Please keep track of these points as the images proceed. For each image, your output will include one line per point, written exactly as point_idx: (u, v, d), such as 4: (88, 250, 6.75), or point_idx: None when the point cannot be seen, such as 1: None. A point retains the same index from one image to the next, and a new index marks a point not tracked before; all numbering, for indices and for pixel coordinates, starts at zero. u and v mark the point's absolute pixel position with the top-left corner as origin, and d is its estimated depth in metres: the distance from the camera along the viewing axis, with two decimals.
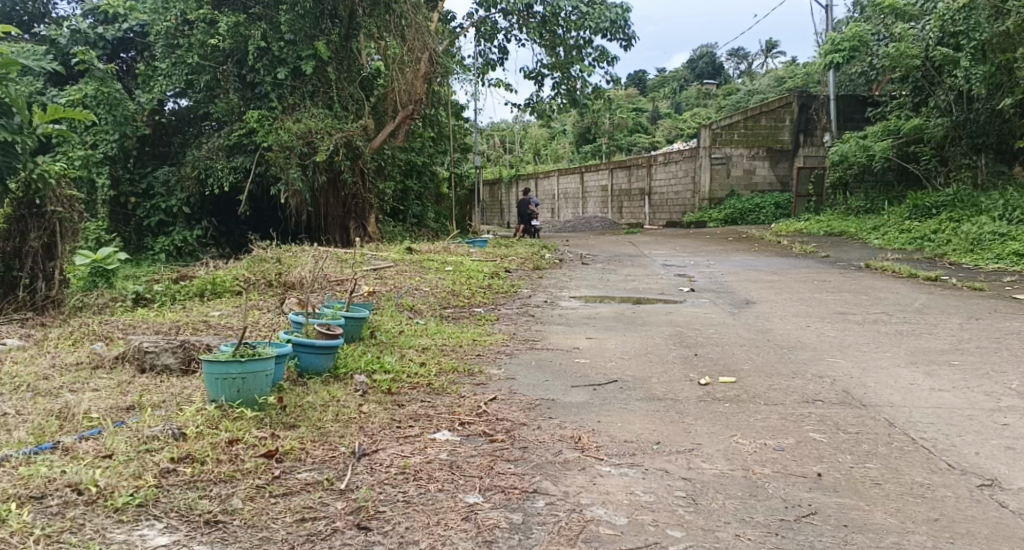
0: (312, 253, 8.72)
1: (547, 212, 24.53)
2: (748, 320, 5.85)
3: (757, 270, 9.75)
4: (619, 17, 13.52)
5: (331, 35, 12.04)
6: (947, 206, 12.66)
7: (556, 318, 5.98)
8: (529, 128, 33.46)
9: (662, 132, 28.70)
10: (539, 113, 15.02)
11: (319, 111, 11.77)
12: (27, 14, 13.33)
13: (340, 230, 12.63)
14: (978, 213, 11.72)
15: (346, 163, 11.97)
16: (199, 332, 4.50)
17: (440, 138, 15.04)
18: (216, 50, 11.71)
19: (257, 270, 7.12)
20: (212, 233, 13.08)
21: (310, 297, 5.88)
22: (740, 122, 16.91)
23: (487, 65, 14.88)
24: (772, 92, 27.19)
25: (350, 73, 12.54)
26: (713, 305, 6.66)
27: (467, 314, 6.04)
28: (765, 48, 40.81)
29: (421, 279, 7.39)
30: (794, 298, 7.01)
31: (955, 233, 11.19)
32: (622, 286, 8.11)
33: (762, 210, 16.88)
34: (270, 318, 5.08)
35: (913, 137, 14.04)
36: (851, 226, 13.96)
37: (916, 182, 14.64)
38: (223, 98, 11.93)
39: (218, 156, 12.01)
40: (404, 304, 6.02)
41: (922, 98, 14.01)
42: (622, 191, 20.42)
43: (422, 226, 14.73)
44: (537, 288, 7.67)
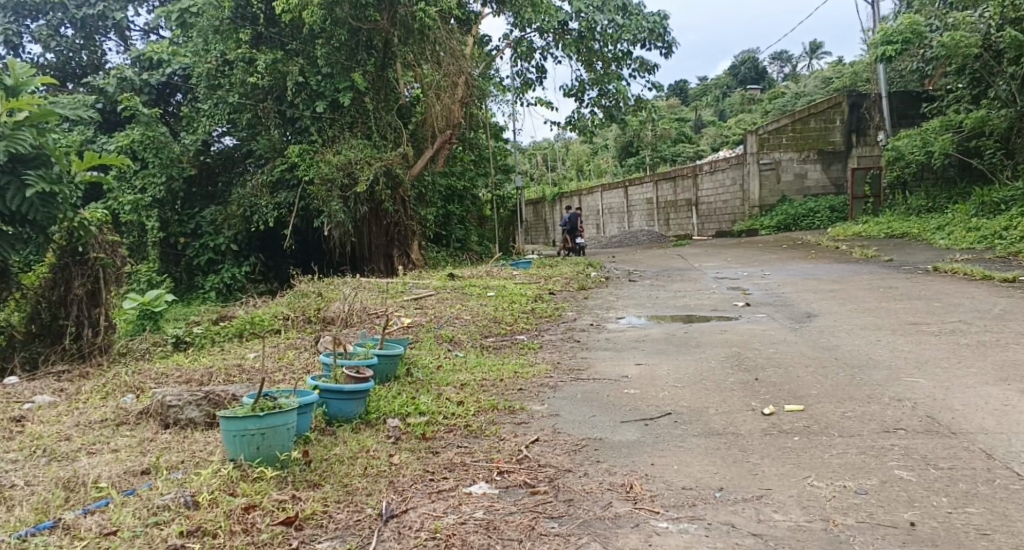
0: (353, 286, 8.60)
1: (593, 228, 24.23)
2: (811, 336, 5.45)
3: (815, 279, 9.30)
4: (656, 25, 13.27)
5: (368, 66, 11.95)
6: (1017, 200, 12.01)
7: (603, 343, 5.67)
8: (571, 144, 33.25)
9: (706, 141, 28.22)
10: (579, 129, 14.79)
11: (358, 142, 11.71)
12: (78, 65, 13.65)
13: (384, 258, 12.55)
14: None
15: (387, 192, 11.85)
16: (230, 379, 4.34)
17: (480, 161, 14.89)
18: (257, 87, 11.77)
19: (296, 306, 7.00)
20: (260, 268, 13.12)
21: (347, 334, 5.70)
22: (788, 125, 16.40)
23: (525, 85, 14.72)
24: (818, 93, 26.53)
25: (388, 102, 12.49)
26: (771, 321, 6.28)
27: (509, 343, 5.79)
28: (809, 49, 40.08)
29: (462, 307, 7.17)
30: (858, 309, 6.57)
31: None
32: (673, 303, 7.75)
33: (816, 214, 16.29)
34: (307, 359, 4.90)
35: (974, 131, 13.31)
36: (913, 227, 13.33)
37: (981, 176, 13.93)
38: (265, 135, 12.02)
39: (262, 193, 12.06)
40: (444, 335, 5.79)
41: (981, 90, 13.51)
42: (668, 203, 19.99)
43: (466, 250, 14.56)
44: (582, 310, 7.38)
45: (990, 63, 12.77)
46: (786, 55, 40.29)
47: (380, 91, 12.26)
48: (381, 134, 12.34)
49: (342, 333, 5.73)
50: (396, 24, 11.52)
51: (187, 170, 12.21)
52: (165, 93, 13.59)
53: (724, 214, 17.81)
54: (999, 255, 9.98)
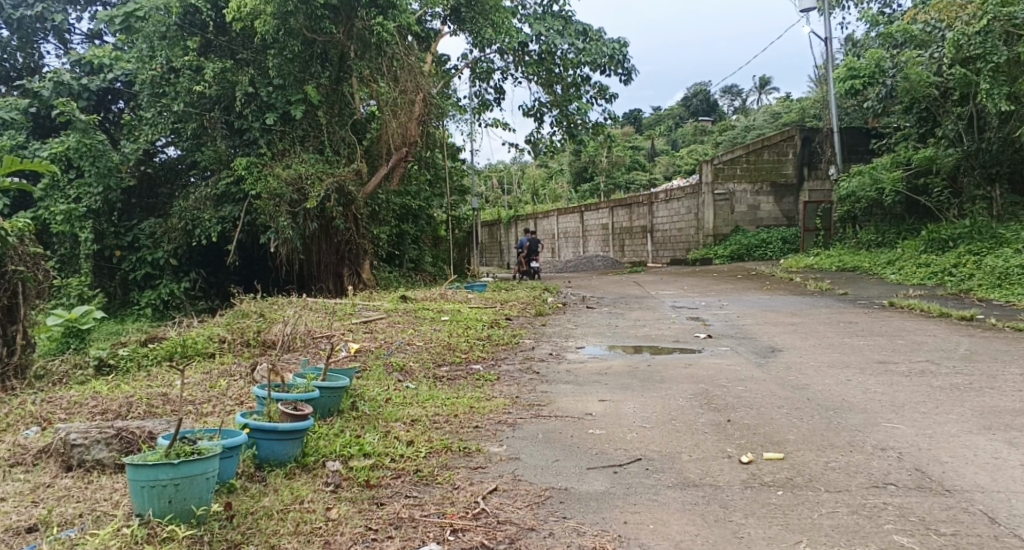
0: (298, 307, 8.14)
1: (547, 252, 24.05)
2: (778, 373, 5.22)
3: (773, 311, 9.17)
4: (616, 51, 13.19)
5: (322, 79, 11.51)
6: (964, 238, 12.12)
7: (563, 375, 5.36)
8: (527, 168, 33.14)
9: (660, 169, 28.38)
10: (538, 151, 14.58)
11: (309, 156, 11.27)
12: (13, 67, 12.99)
13: (333, 277, 12.08)
14: (999, 245, 11.23)
15: (338, 209, 11.41)
16: (152, 414, 3.89)
17: (436, 180, 14.55)
18: (203, 96, 11.27)
19: (234, 328, 6.56)
20: (201, 285, 12.51)
21: (287, 360, 5.27)
22: (742, 156, 16.47)
23: (484, 105, 14.48)
24: (769, 127, 26.93)
25: (342, 117, 12.08)
26: (736, 355, 6.06)
27: (463, 373, 5.42)
28: (759, 84, 40.92)
29: (414, 332, 6.80)
30: (822, 345, 6.39)
31: (978, 267, 10.65)
32: (632, 333, 7.49)
33: (769, 245, 16.32)
34: (241, 388, 4.48)
35: (922, 169, 13.51)
36: (864, 261, 13.42)
37: (929, 214, 14.12)
38: (211, 146, 11.46)
39: (206, 206, 11.51)
40: (394, 364, 5.40)
41: (928, 129, 13.80)
42: (623, 229, 19.91)
43: (419, 270, 14.14)
44: (539, 338, 7.07)
45: (939, 102, 12.99)
46: (737, 89, 41.04)
47: (334, 105, 11.84)
48: (334, 149, 11.91)
49: (282, 360, 5.30)
50: (353, 37, 11.17)
51: (125, 181, 11.61)
52: (105, 100, 12.99)
53: (679, 242, 17.76)
54: (951, 292, 10.00)
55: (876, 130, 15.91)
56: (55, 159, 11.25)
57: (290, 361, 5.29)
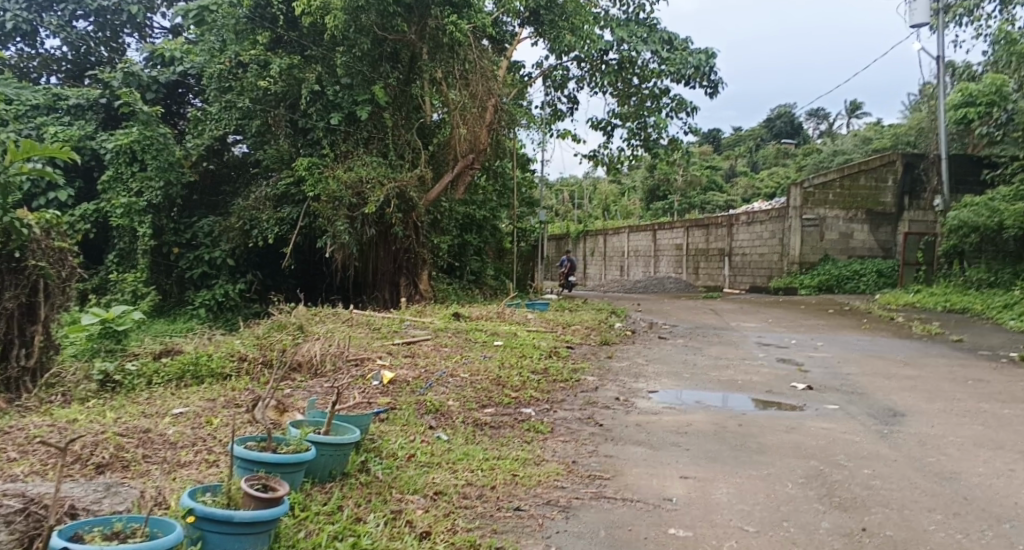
0: (339, 324, 7.35)
1: (616, 270, 22.88)
2: (910, 452, 4.12)
3: (877, 359, 7.96)
4: (703, 62, 11.98)
5: (390, 79, 10.77)
6: None
7: (633, 432, 4.34)
8: (599, 184, 32.05)
9: (737, 192, 26.95)
10: (608, 166, 13.60)
11: (371, 158, 10.53)
12: (96, 61, 12.61)
13: (389, 287, 11.33)
14: None
15: (399, 216, 10.63)
16: (119, 473, 3.08)
17: (502, 191, 13.70)
18: (269, 92, 10.65)
19: (259, 345, 5.80)
20: (256, 287, 11.86)
21: (302, 397, 4.42)
22: (836, 180, 15.09)
23: (556, 115, 13.63)
24: (857, 152, 25.25)
25: (409, 120, 11.34)
26: (848, 419, 4.95)
27: (510, 420, 4.43)
28: (847, 109, 39.07)
29: (459, 360, 5.89)
30: (953, 412, 5.26)
31: None
32: (715, 375, 6.39)
33: (862, 277, 14.87)
34: (235, 434, 3.59)
35: None
36: (975, 302, 11.97)
37: None
38: (273, 144, 10.83)
39: (265, 206, 10.90)
40: (428, 404, 4.47)
41: None
42: (699, 251, 18.68)
43: (480, 284, 13.24)
44: (604, 374, 6.04)
45: None
46: (823, 113, 39.25)
47: (402, 107, 11.13)
48: (399, 153, 11.15)
49: (295, 397, 4.43)
50: (426, 37, 10.44)
51: (187, 176, 11.12)
52: (176, 93, 12.50)
53: (759, 268, 16.45)
54: None
55: (991, 159, 14.33)
56: (118, 151, 10.74)
57: (304, 397, 4.42)
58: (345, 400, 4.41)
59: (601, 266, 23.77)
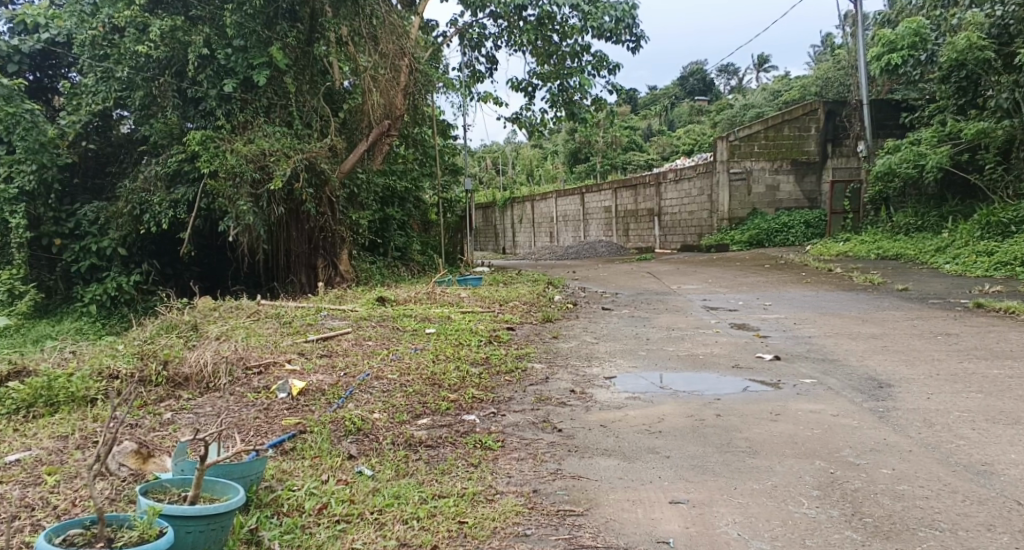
0: (247, 320, 6.37)
1: (544, 236, 22.17)
2: (921, 434, 3.55)
3: (834, 317, 7.44)
4: (625, 15, 11.17)
5: (288, 38, 9.60)
6: None
7: (599, 435, 3.62)
8: (520, 148, 31.27)
9: (657, 150, 26.60)
10: (531, 130, 12.78)
11: (274, 129, 9.39)
12: None
13: (306, 270, 10.30)
14: None
15: (309, 191, 9.53)
16: None
17: (424, 159, 12.74)
18: (151, 59, 9.26)
19: (139, 355, 4.74)
20: (155, 278, 10.45)
21: (186, 435, 3.48)
22: (760, 131, 14.68)
23: (474, 77, 12.67)
24: (768, 104, 25.08)
25: (314, 85, 10.20)
26: (835, 396, 4.35)
27: (450, 434, 3.62)
28: (756, 63, 39.29)
29: (384, 357, 5.02)
30: (941, 378, 4.70)
31: None
32: (674, 350, 5.73)
33: (791, 229, 14.53)
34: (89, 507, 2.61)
35: (971, 144, 11.59)
36: (907, 247, 11.70)
37: (969, 191, 12.23)
38: (160, 117, 9.45)
39: (157, 186, 9.51)
40: (347, 423, 3.60)
41: (969, 99, 12.00)
42: (628, 212, 18.13)
43: (406, 260, 12.18)
44: (552, 360, 5.28)
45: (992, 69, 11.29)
46: (733, 68, 39.35)
47: (305, 70, 9.97)
48: (305, 122, 9.99)
49: (164, 437, 3.45)
50: None
51: (64, 157, 9.59)
52: (46, 64, 10.85)
53: (690, 226, 15.97)
54: None
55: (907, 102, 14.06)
56: None
57: (177, 437, 3.42)
58: (229, 436, 3.46)
59: (530, 233, 23.04)
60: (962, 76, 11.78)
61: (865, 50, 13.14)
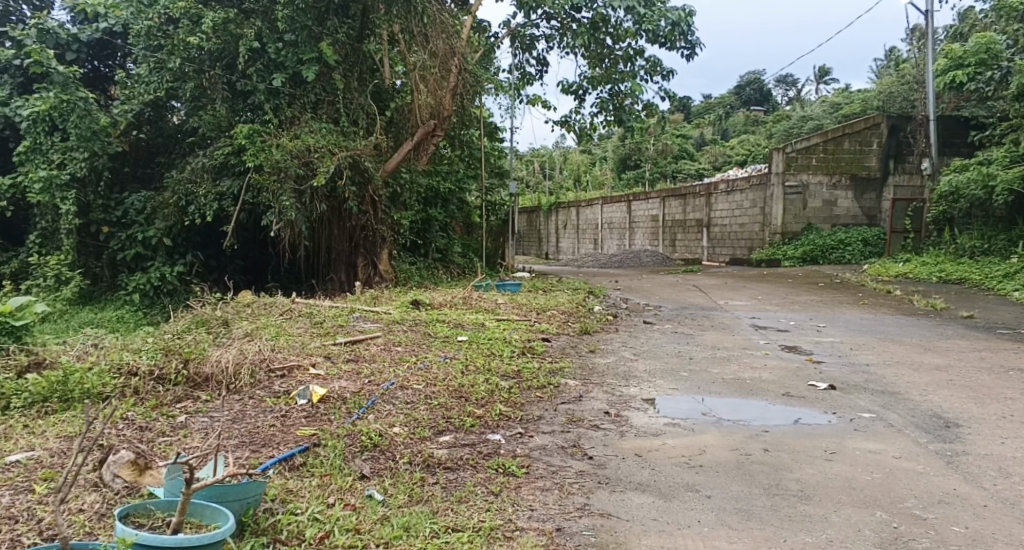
0: (277, 318, 6.20)
1: (589, 243, 21.79)
2: (994, 486, 3.19)
3: (893, 343, 6.99)
4: (682, 20, 10.79)
5: (339, 34, 9.46)
6: None
7: (634, 466, 3.34)
8: (569, 153, 30.94)
9: (708, 160, 26.03)
10: (580, 134, 12.47)
11: (321, 125, 9.25)
12: (16, 20, 10.56)
13: (346, 269, 10.18)
14: None
15: (352, 189, 9.36)
16: None
17: (470, 161, 12.56)
18: (204, 51, 9.19)
19: (161, 351, 4.57)
20: (199, 270, 10.32)
21: (197, 446, 3.28)
22: (818, 144, 14.15)
23: (525, 79, 12.42)
24: (825, 117, 24.25)
25: (362, 82, 10.06)
26: (896, 434, 3.98)
27: (473, 455, 3.36)
28: (815, 75, 38.33)
29: (411, 366, 4.78)
30: (1016, 420, 4.30)
31: None
32: (720, 372, 5.38)
33: (846, 247, 13.94)
34: (85, 528, 2.50)
35: None
36: (972, 271, 11.09)
37: None
38: (209, 109, 9.37)
39: (203, 178, 9.42)
40: (363, 437, 3.37)
41: None
42: (676, 222, 17.68)
43: (447, 262, 11.93)
44: (588, 377, 4.99)
45: None
46: (790, 79, 38.45)
47: (355, 67, 9.86)
48: (351, 119, 9.84)
49: (171, 449, 3.26)
50: None
51: (115, 146, 9.58)
52: (103, 54, 10.89)
53: (740, 239, 15.46)
54: None
55: (977, 120, 13.42)
56: (36, 118, 9.30)
57: (187, 452, 3.19)
58: (236, 456, 3.18)
59: (574, 239, 22.71)
60: None
61: (933, 65, 12.50)
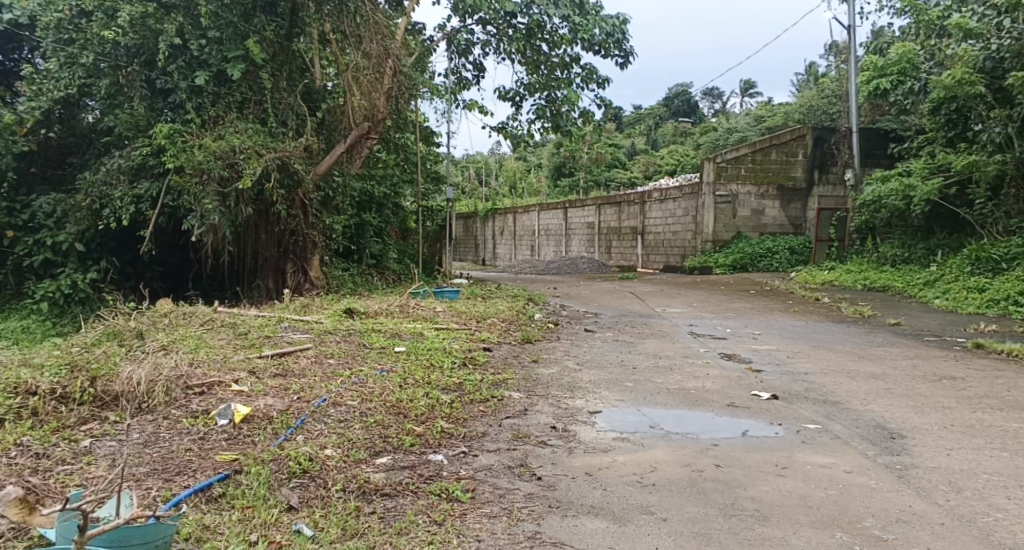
0: (199, 329, 5.81)
1: (525, 250, 21.69)
2: (946, 502, 3.13)
3: (827, 351, 7.04)
4: (616, 29, 10.79)
5: (266, 31, 9.05)
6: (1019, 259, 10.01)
7: (585, 486, 3.16)
8: (504, 160, 30.86)
9: (639, 168, 26.30)
10: (515, 142, 12.34)
11: (247, 125, 8.82)
12: None
13: (273, 275, 9.75)
14: None
15: (280, 192, 8.93)
16: None
17: (406, 165, 12.26)
18: (119, 46, 8.66)
19: (66, 367, 4.17)
20: (114, 277, 9.72)
21: (105, 477, 2.95)
22: (747, 154, 14.35)
23: (461, 83, 12.22)
24: (750, 129, 24.81)
25: (291, 82, 9.66)
26: (844, 446, 3.92)
27: (413, 479, 3.11)
28: (739, 88, 39.34)
29: (345, 380, 4.49)
30: (956, 429, 4.30)
31: None
32: (662, 382, 5.26)
33: (774, 255, 14.16)
34: None
35: (962, 176, 11.30)
36: (895, 279, 11.36)
37: (955, 225, 12.04)
38: (126, 107, 8.84)
39: (119, 179, 8.87)
40: (291, 462, 3.09)
41: (959, 132, 11.66)
42: (611, 230, 17.72)
43: (382, 268, 11.57)
44: (532, 389, 4.79)
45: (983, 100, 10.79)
46: (717, 92, 39.39)
47: (283, 66, 9.47)
48: (280, 120, 9.45)
49: (69, 482, 2.93)
50: None
51: (21, 145, 8.93)
52: (8, 46, 10.19)
53: (673, 246, 15.57)
54: None
55: (896, 132, 13.84)
56: None
57: (91, 488, 2.85)
58: (148, 489, 2.86)
59: (510, 246, 22.59)
60: (953, 108, 11.38)
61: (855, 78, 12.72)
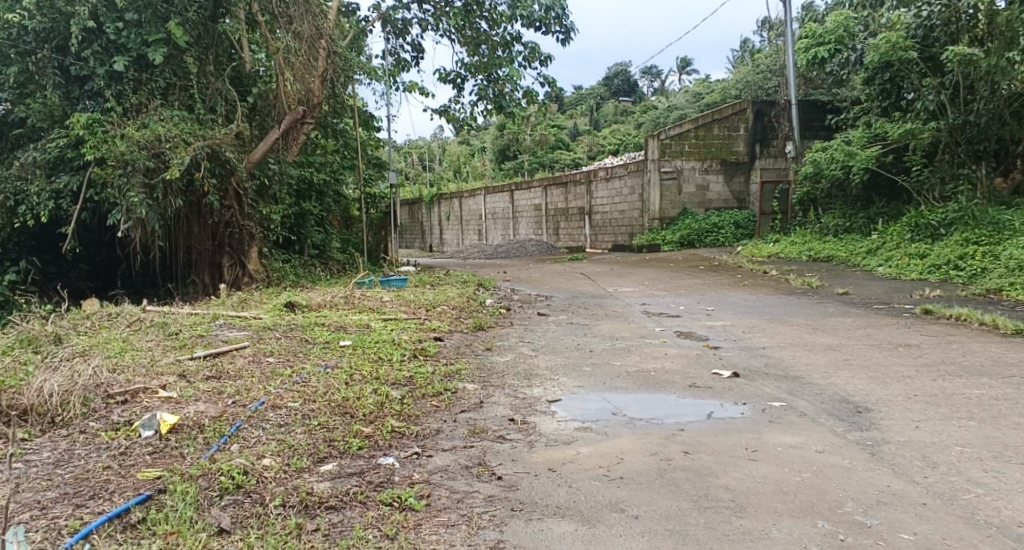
0: (126, 332, 5.40)
1: (473, 234, 21.38)
2: (924, 478, 3.01)
3: (782, 324, 6.97)
4: (556, 5, 10.51)
5: (188, 12, 8.51)
6: (957, 223, 10.09)
7: (550, 483, 2.94)
8: (447, 145, 30.42)
9: (583, 148, 26.17)
10: (458, 125, 12.01)
11: (173, 113, 8.30)
12: None
13: (209, 270, 9.26)
14: (1006, 233, 9.33)
15: (212, 182, 8.43)
16: None
17: (345, 151, 11.81)
18: (26, 29, 8.04)
19: None
20: (33, 278, 9.11)
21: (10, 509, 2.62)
22: (690, 130, 14.28)
23: (399, 65, 11.82)
24: (689, 106, 24.86)
25: (218, 66, 9.16)
26: (813, 424, 3.78)
27: (361, 487, 2.84)
28: (677, 66, 39.53)
29: (284, 380, 4.17)
30: (921, 399, 4.20)
31: (994, 261, 8.71)
32: (619, 365, 5.08)
33: (720, 230, 14.14)
34: None
35: (899, 144, 11.37)
36: (839, 249, 11.41)
37: (893, 193, 12.17)
38: (39, 96, 8.23)
39: (34, 174, 8.28)
40: (225, 478, 2.79)
41: (891, 102, 11.65)
42: (558, 211, 17.53)
43: (325, 259, 11.14)
44: (487, 379, 4.54)
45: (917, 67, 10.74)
46: (655, 71, 39.54)
47: (209, 49, 8.96)
48: (209, 105, 8.95)
49: None
50: None
51: None
52: None
53: (621, 225, 15.47)
54: (971, 291, 8.08)
55: (834, 103, 13.92)
56: None
57: None
58: (59, 521, 2.54)
59: (457, 231, 22.27)
60: (886, 78, 11.28)
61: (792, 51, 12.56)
